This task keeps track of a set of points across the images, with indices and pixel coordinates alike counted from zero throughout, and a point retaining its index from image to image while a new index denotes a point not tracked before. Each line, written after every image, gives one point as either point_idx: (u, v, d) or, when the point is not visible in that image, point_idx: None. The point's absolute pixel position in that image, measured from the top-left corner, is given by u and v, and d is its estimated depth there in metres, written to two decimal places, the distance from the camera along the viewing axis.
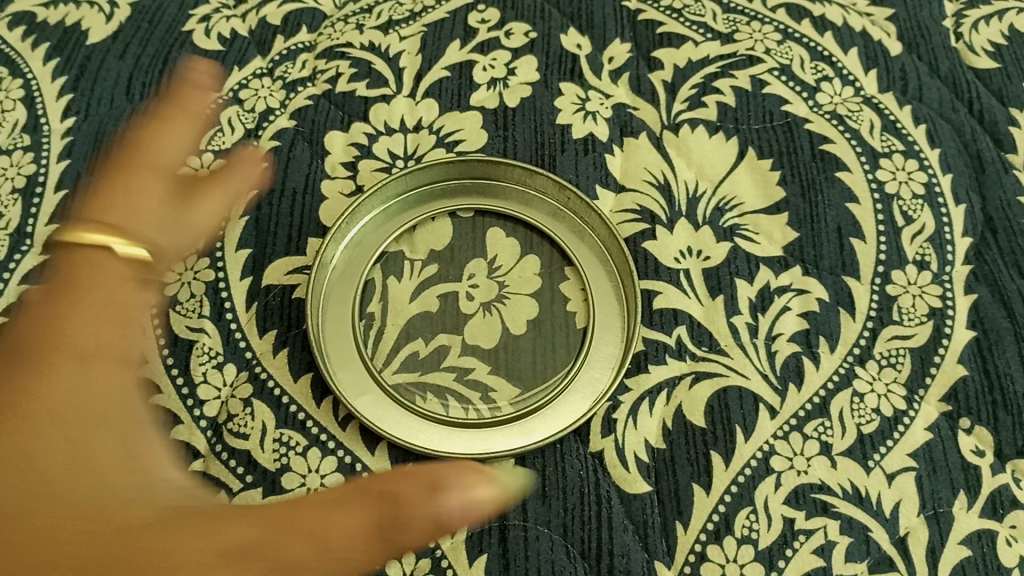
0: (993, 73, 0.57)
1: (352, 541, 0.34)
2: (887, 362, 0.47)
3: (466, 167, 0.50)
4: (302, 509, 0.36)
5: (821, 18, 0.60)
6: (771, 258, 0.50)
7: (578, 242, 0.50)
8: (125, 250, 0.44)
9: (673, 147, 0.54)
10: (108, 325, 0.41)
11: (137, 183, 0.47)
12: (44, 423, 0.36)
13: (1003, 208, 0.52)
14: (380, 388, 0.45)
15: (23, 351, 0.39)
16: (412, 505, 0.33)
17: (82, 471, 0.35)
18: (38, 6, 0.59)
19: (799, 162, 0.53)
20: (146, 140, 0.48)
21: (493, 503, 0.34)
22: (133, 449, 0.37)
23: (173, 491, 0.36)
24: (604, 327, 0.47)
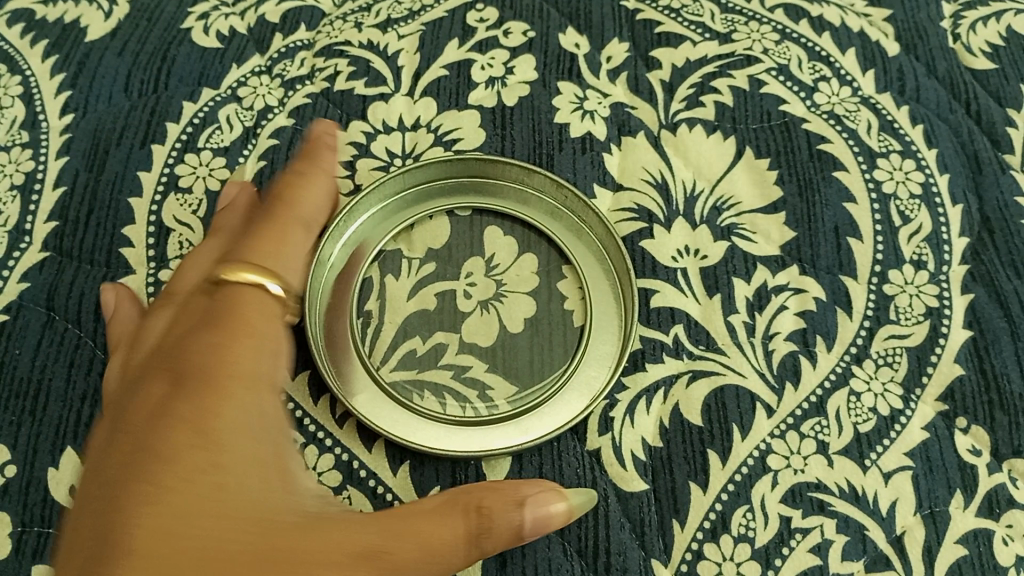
0: (990, 74, 0.58)
1: (446, 552, 0.34)
2: (884, 361, 0.47)
3: (464, 166, 0.50)
4: (387, 522, 0.34)
5: (818, 19, 0.60)
6: (769, 257, 0.50)
7: (576, 241, 0.50)
8: (272, 287, 0.41)
9: (671, 146, 0.54)
10: (267, 344, 0.39)
11: (286, 234, 0.45)
12: (218, 395, 0.35)
13: (1000, 208, 0.52)
14: (376, 385, 0.45)
15: (207, 320, 0.39)
16: (503, 521, 0.35)
17: (207, 435, 0.33)
18: (37, 3, 0.59)
19: (796, 162, 0.53)
20: (294, 188, 0.47)
21: (561, 521, 0.37)
22: (274, 443, 0.35)
23: (299, 499, 0.34)
24: (601, 325, 0.47)
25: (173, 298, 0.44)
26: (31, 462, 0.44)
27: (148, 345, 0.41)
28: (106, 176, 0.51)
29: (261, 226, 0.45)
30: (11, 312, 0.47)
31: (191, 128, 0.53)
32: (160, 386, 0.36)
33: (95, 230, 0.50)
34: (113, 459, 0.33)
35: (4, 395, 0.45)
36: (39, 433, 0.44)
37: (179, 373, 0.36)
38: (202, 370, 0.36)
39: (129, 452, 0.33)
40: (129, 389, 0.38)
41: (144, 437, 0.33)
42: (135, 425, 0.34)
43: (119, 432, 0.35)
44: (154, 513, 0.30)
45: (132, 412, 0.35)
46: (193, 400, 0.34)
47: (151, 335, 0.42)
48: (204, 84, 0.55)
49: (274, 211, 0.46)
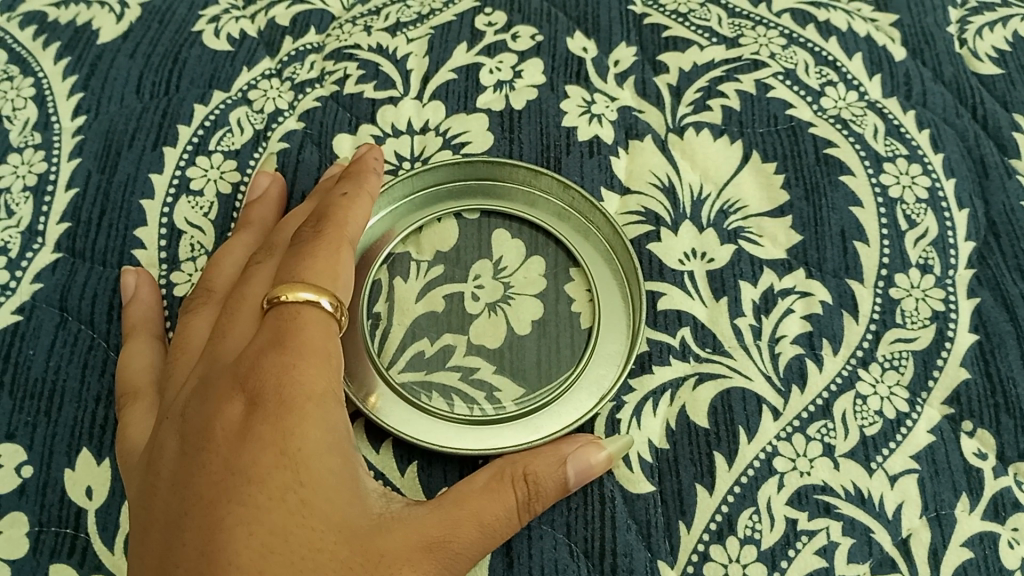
0: (996, 79, 0.58)
1: (501, 525, 0.38)
2: (890, 365, 0.47)
3: (472, 168, 0.51)
4: (448, 508, 0.37)
5: (825, 24, 0.60)
6: (775, 260, 0.50)
7: (583, 242, 0.50)
8: (324, 303, 0.40)
9: (678, 150, 0.54)
10: (335, 361, 0.38)
11: (338, 254, 0.42)
12: (293, 417, 0.36)
13: (1007, 212, 0.52)
14: (385, 384, 0.45)
15: (271, 335, 0.39)
16: (550, 481, 0.39)
17: (292, 460, 0.35)
18: (50, 6, 0.59)
19: (803, 166, 0.53)
20: (338, 208, 0.44)
21: (604, 468, 0.41)
22: (344, 449, 0.37)
23: (366, 499, 0.37)
24: (610, 326, 0.47)
25: (239, 300, 0.43)
26: (47, 463, 0.44)
27: (223, 355, 0.40)
28: (118, 177, 0.52)
29: (308, 244, 0.42)
30: (25, 314, 0.48)
31: (202, 131, 0.54)
32: (234, 404, 0.37)
33: (107, 232, 0.50)
34: (201, 481, 0.36)
35: (19, 395, 0.45)
36: (55, 434, 0.45)
37: (251, 390, 0.37)
38: (273, 387, 0.37)
39: (217, 477, 0.35)
40: (199, 396, 0.39)
41: (232, 462, 0.36)
42: (219, 447, 0.36)
43: (202, 451, 0.36)
44: (254, 548, 0.33)
45: (210, 434, 0.37)
46: (271, 423, 0.36)
47: (226, 342, 0.41)
48: (214, 86, 0.55)
49: (321, 232, 0.43)
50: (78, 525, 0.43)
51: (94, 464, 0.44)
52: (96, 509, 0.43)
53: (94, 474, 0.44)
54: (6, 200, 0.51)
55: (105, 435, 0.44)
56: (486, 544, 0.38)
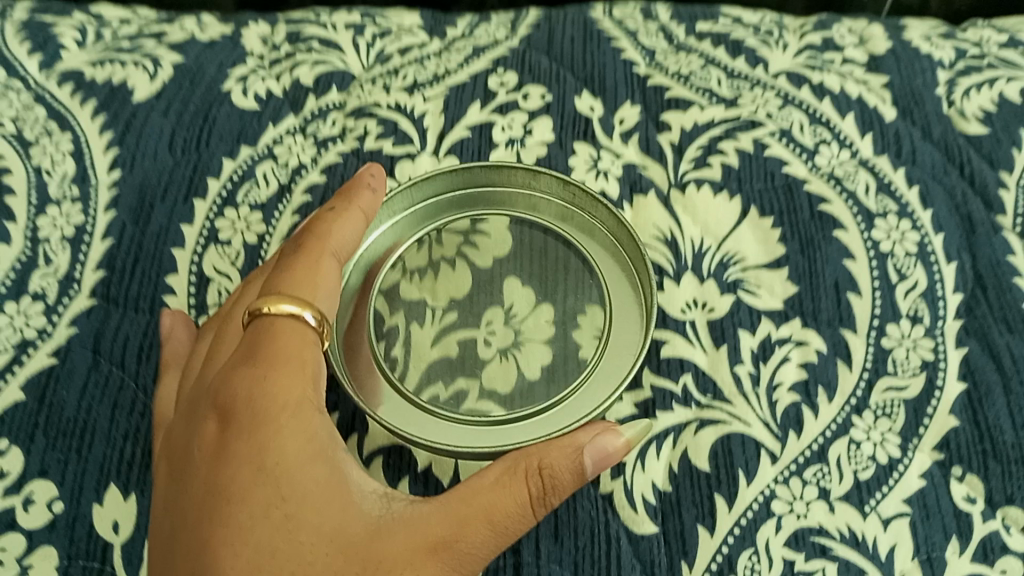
0: (983, 138, 0.62)
1: (512, 521, 0.38)
2: (882, 413, 0.50)
3: (470, 177, 0.55)
4: (451, 504, 0.38)
5: (819, 85, 0.64)
6: (773, 311, 0.53)
7: (589, 239, 0.55)
8: (306, 316, 0.43)
9: (680, 205, 0.57)
10: (310, 368, 0.41)
11: (317, 265, 0.45)
12: (269, 431, 0.39)
13: (993, 266, 0.55)
14: (403, 397, 0.48)
15: (248, 353, 0.42)
16: (565, 473, 0.38)
17: (270, 473, 0.37)
18: (88, 66, 0.63)
19: (798, 221, 0.56)
20: (322, 219, 0.47)
21: (620, 455, 0.40)
22: (326, 457, 0.39)
23: (360, 503, 0.38)
24: (624, 317, 0.51)
25: (227, 321, 0.47)
26: (77, 498, 0.46)
27: (207, 378, 0.44)
28: (151, 229, 0.55)
29: (288, 261, 0.46)
30: (60, 356, 0.50)
31: (230, 184, 0.57)
32: (213, 427, 0.40)
33: (140, 279, 0.53)
34: (191, 503, 0.38)
35: (52, 434, 0.48)
36: (84, 470, 0.47)
37: (228, 410, 0.40)
38: (246, 405, 0.40)
39: (204, 499, 0.38)
40: (188, 420, 0.42)
41: (216, 481, 0.38)
42: (205, 468, 0.39)
43: (190, 474, 0.39)
44: (244, 564, 0.35)
45: (195, 457, 0.40)
46: (247, 440, 0.38)
47: (213, 366, 0.44)
48: (242, 142, 0.59)
49: (304, 244, 0.46)
50: (105, 559, 0.45)
51: (122, 499, 0.46)
52: (123, 543, 0.45)
53: (122, 509, 0.46)
54: (45, 249, 0.54)
55: (133, 471, 0.47)
56: (497, 542, 0.38)
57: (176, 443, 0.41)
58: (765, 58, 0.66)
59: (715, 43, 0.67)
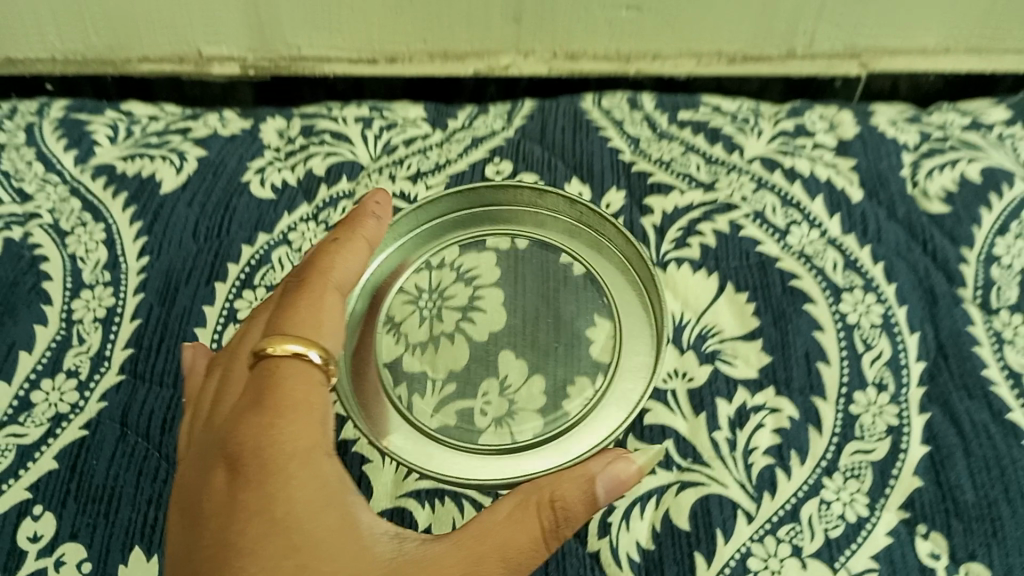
0: (945, 217, 0.67)
1: (525, 556, 0.42)
2: (851, 474, 0.53)
3: (474, 199, 0.60)
4: (462, 549, 0.42)
5: (791, 169, 0.69)
6: (748, 379, 0.57)
7: (596, 254, 0.59)
8: (313, 356, 0.46)
9: (661, 282, 0.62)
10: (316, 414, 0.44)
11: (322, 301, 0.49)
12: (280, 482, 0.42)
13: (954, 336, 0.59)
14: (413, 429, 0.53)
15: (256, 401, 0.45)
16: (577, 504, 0.42)
17: (282, 523, 0.41)
18: (119, 161, 0.69)
19: (771, 296, 0.61)
20: (325, 257, 0.51)
21: (633, 481, 0.44)
22: (335, 507, 0.42)
23: (373, 551, 0.42)
24: (634, 338, 0.55)
25: (233, 362, 0.49)
26: (105, 559, 0.50)
27: (214, 425, 0.46)
28: (176, 309, 0.60)
29: (293, 300, 0.49)
30: (91, 429, 0.55)
31: (248, 268, 0.62)
32: (222, 477, 0.43)
33: (165, 356, 0.58)
34: (203, 551, 0.41)
35: (82, 500, 0.52)
36: (112, 534, 0.51)
37: (237, 459, 0.43)
38: (254, 455, 0.43)
39: (217, 549, 0.41)
40: (198, 469, 0.45)
41: (228, 531, 0.41)
42: (216, 519, 0.42)
43: (200, 524, 0.42)
44: None
45: (205, 506, 0.42)
46: (259, 491, 0.41)
47: (219, 411, 0.47)
48: (260, 229, 0.64)
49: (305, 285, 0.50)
50: None
51: (145, 561, 0.50)
52: None
53: (145, 570, 0.50)
54: (78, 330, 0.59)
55: (157, 534, 0.51)
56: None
57: (187, 491, 0.44)
58: (741, 145, 0.71)
59: (695, 131, 0.73)
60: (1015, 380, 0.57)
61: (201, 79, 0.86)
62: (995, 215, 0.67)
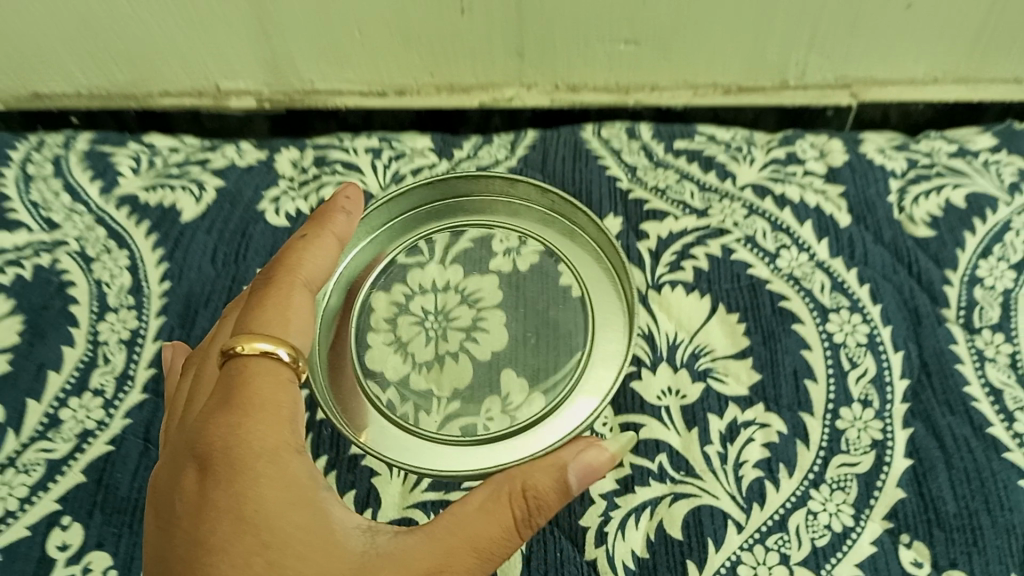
0: (930, 241, 0.69)
1: (497, 546, 0.44)
2: (837, 486, 0.56)
3: (443, 190, 0.63)
4: (433, 541, 0.43)
5: (781, 196, 0.72)
6: (739, 396, 0.60)
7: (569, 241, 0.62)
8: (281, 353, 0.48)
9: (656, 303, 0.65)
10: (283, 411, 0.46)
11: (289, 299, 0.51)
12: (248, 481, 0.43)
13: (937, 354, 0.62)
14: (393, 424, 0.54)
15: (224, 399, 0.46)
16: (550, 492, 0.44)
17: (252, 522, 0.42)
18: (142, 192, 0.73)
19: (761, 316, 0.63)
20: (294, 255, 0.53)
21: (606, 468, 0.45)
22: (306, 503, 0.43)
23: (344, 546, 0.43)
24: (609, 323, 0.57)
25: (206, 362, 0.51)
26: (128, 566, 0.53)
27: (185, 424, 0.48)
28: (195, 331, 0.63)
29: (260, 300, 0.51)
30: (116, 444, 0.58)
31: None
32: (192, 476, 0.44)
33: None
34: (176, 550, 0.42)
35: (107, 511, 0.55)
36: (135, 542, 0.54)
37: (205, 460, 0.44)
38: (223, 454, 0.44)
39: (188, 549, 0.42)
40: (169, 468, 0.46)
41: (199, 531, 0.42)
42: (186, 521, 0.43)
43: (172, 523, 0.43)
44: None
45: (177, 505, 0.44)
46: (227, 491, 0.43)
47: (191, 411, 0.48)
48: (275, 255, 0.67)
49: (275, 283, 0.51)
50: None
51: None
52: None
53: None
54: (104, 350, 0.62)
55: None
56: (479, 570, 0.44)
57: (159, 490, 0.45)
58: (733, 172, 0.74)
59: (689, 159, 0.76)
60: (995, 396, 0.60)
61: (219, 113, 0.90)
62: (978, 238, 0.70)
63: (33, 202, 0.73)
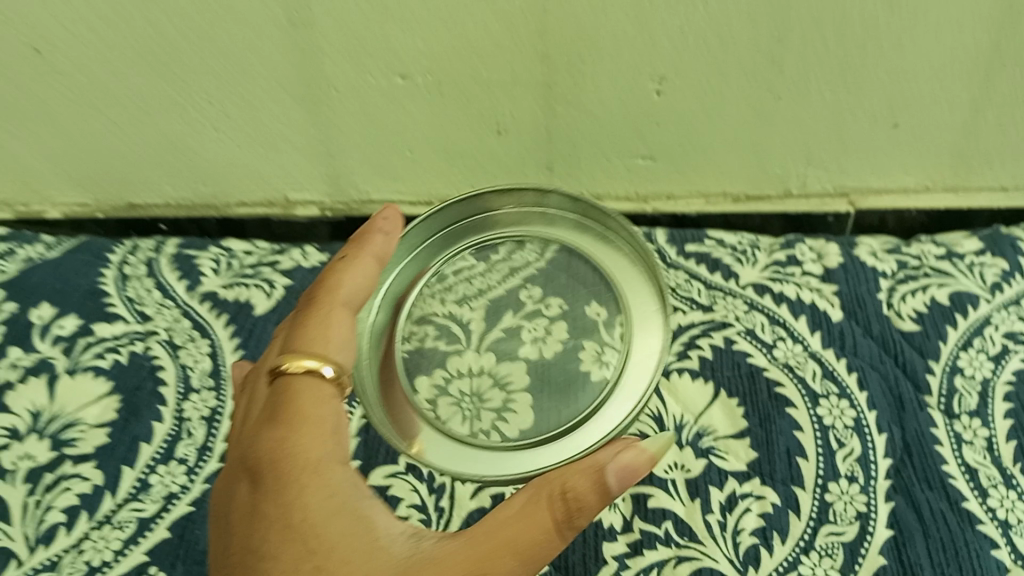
0: (915, 334, 0.77)
1: (540, 549, 0.44)
2: (825, 553, 0.63)
3: (476, 205, 0.64)
4: (473, 546, 0.44)
5: (779, 293, 0.81)
6: (738, 471, 0.67)
7: (603, 244, 0.62)
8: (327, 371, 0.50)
9: (666, 387, 0.73)
10: (325, 425, 0.47)
11: (330, 319, 0.52)
12: (294, 491, 0.45)
13: (918, 436, 0.69)
14: (441, 431, 0.56)
15: (272, 413, 0.48)
16: (589, 495, 0.43)
17: (300, 530, 0.44)
18: (221, 288, 0.85)
19: (758, 401, 0.72)
20: (334, 275, 0.54)
21: (645, 468, 0.44)
22: (353, 512, 0.45)
23: (389, 550, 0.45)
24: (647, 329, 0.58)
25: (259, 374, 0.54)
26: None
27: (241, 438, 0.50)
28: None
29: (306, 318, 0.53)
30: (197, 505, 0.68)
31: None
32: (246, 487, 0.47)
33: None
34: (234, 558, 0.45)
35: (189, 563, 0.64)
36: None
37: (257, 471, 0.47)
38: (271, 464, 0.46)
39: (244, 556, 0.45)
40: (228, 481, 0.48)
41: (253, 539, 0.45)
42: (242, 526, 0.46)
43: (231, 531, 0.46)
44: None
45: (235, 516, 0.47)
46: (274, 501, 0.45)
47: (246, 424, 0.51)
48: None
49: (317, 305, 0.53)
50: None
51: None
52: None
53: None
54: (187, 426, 0.73)
55: None
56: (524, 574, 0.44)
57: (222, 502, 0.48)
58: (737, 272, 0.84)
59: (698, 261, 0.86)
60: (970, 473, 0.67)
61: (287, 220, 1.03)
62: (960, 331, 0.77)
63: (129, 297, 0.85)
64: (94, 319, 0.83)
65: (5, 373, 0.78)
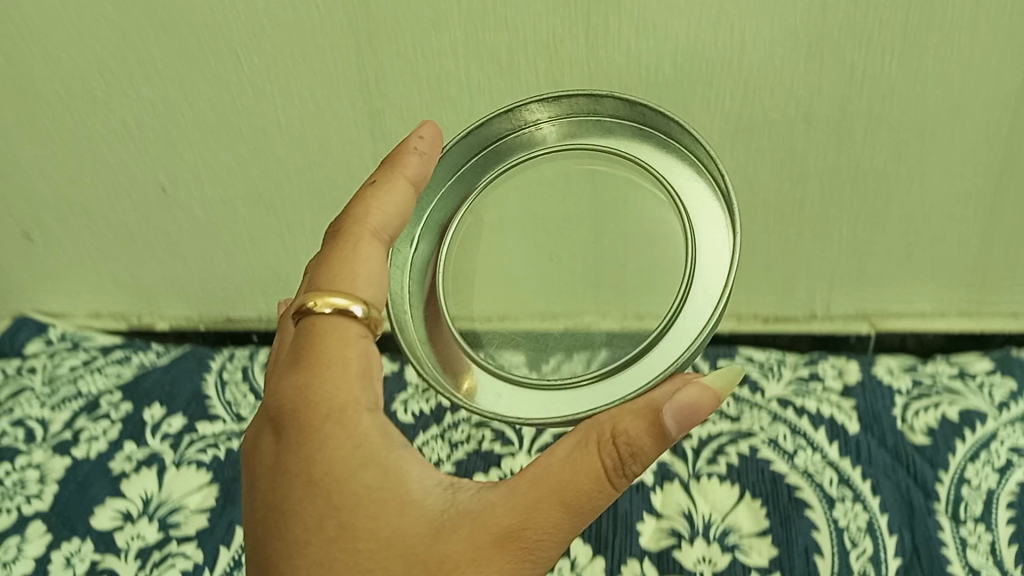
0: (926, 446, 0.85)
1: (586, 499, 0.45)
2: None
3: (522, 119, 0.62)
4: (519, 496, 0.45)
5: (801, 407, 0.90)
6: (760, 566, 0.75)
7: (664, 150, 0.59)
8: (355, 310, 0.51)
9: (696, 489, 0.82)
10: (351, 367, 0.49)
11: (358, 253, 0.53)
12: (316, 443, 0.46)
13: (927, 540, 0.76)
14: (495, 375, 0.57)
15: (298, 359, 0.49)
16: (643, 437, 0.44)
17: (321, 484, 0.45)
18: None
19: (779, 502, 0.80)
20: (362, 205, 0.55)
21: (707, 409, 0.44)
22: (380, 462, 0.46)
23: (424, 503, 0.46)
24: (717, 235, 0.54)
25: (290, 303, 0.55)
26: None
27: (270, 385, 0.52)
28: None
29: (333, 251, 0.54)
30: None
31: None
32: (269, 441, 0.48)
33: None
34: (261, 511, 0.47)
35: None
36: None
37: (279, 423, 0.48)
38: (292, 415, 0.48)
39: (267, 513, 0.47)
40: (255, 432, 0.50)
41: (277, 494, 0.46)
42: (266, 482, 0.47)
43: (256, 484, 0.48)
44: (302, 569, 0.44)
45: (260, 468, 0.48)
46: (295, 454, 0.46)
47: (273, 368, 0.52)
48: None
49: (343, 237, 0.54)
50: None
51: None
52: None
53: None
54: None
55: None
56: (571, 524, 0.45)
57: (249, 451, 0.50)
58: (763, 386, 0.93)
59: None
60: None
61: None
62: (968, 445, 0.85)
63: (227, 400, 0.98)
64: (198, 419, 0.95)
65: (121, 464, 0.91)
